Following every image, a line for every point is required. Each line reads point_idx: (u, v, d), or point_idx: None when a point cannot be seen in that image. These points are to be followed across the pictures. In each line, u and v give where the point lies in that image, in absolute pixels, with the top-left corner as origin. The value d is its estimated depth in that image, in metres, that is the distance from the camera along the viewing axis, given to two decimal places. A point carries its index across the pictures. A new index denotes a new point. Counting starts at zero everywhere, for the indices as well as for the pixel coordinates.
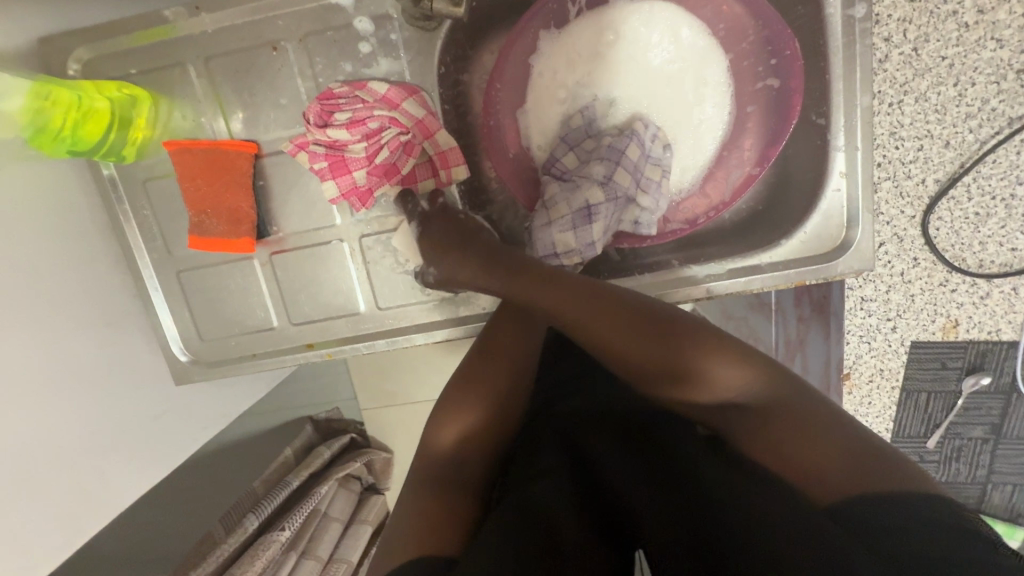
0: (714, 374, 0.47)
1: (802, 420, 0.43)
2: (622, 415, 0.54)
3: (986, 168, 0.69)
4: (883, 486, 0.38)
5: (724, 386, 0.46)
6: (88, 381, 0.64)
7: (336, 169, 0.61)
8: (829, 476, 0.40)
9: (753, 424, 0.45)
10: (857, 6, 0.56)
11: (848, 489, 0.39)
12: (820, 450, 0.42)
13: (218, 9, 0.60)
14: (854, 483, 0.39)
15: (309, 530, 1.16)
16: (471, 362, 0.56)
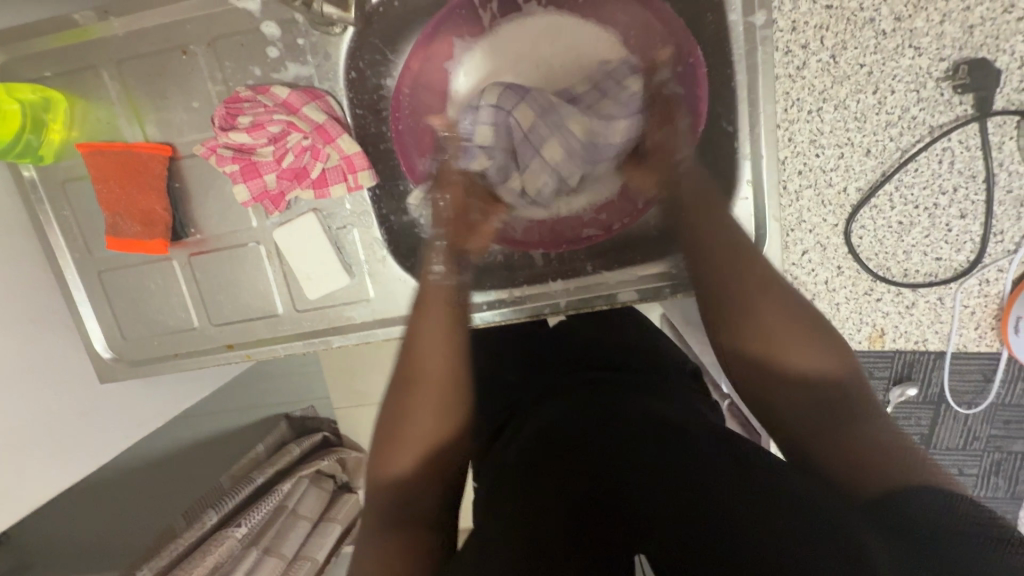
0: (799, 365, 0.50)
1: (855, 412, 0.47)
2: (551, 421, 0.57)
3: (908, 177, 0.68)
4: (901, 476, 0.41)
5: (802, 368, 0.50)
6: (7, 377, 0.65)
7: (247, 173, 0.62)
8: (844, 467, 0.43)
9: (803, 406, 0.48)
10: (756, 15, 0.57)
11: (876, 478, 0.42)
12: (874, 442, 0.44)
13: (128, 13, 0.61)
14: (888, 476, 0.42)
15: (272, 528, 1.11)
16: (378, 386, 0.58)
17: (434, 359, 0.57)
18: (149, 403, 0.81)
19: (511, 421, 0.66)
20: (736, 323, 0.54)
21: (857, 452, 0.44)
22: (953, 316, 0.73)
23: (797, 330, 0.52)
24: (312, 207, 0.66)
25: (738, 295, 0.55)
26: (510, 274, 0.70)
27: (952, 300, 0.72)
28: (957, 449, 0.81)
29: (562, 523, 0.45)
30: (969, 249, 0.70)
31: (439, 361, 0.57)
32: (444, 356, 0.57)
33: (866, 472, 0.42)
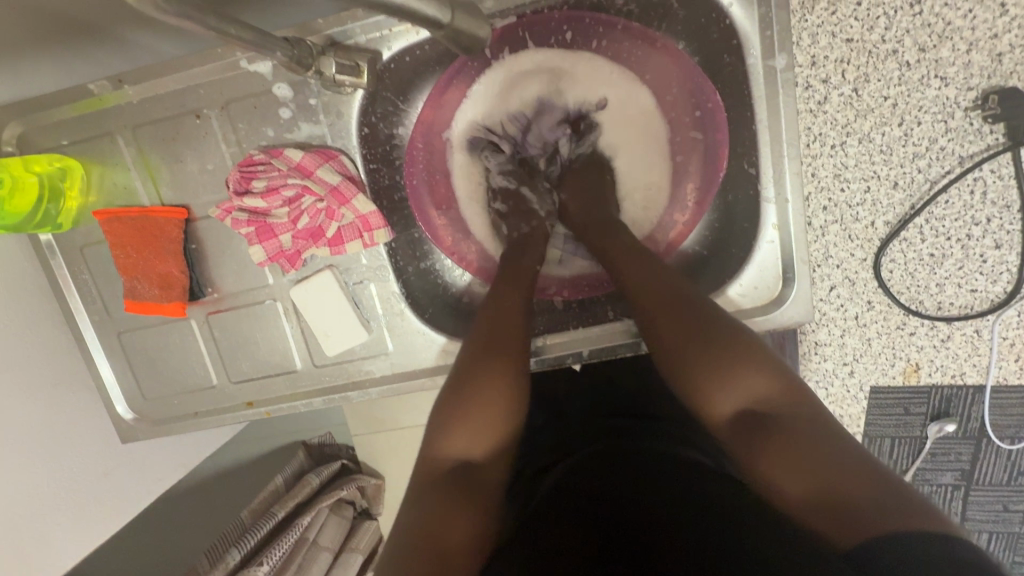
0: (732, 394, 0.49)
1: (805, 437, 0.44)
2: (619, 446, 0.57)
3: (938, 209, 0.66)
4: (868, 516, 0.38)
5: (746, 398, 0.49)
6: (32, 440, 0.66)
7: (262, 235, 0.62)
8: (800, 491, 0.42)
9: (739, 432, 0.47)
10: (777, 57, 0.55)
11: (841, 517, 0.39)
12: (833, 466, 0.41)
13: (140, 80, 0.61)
14: (850, 517, 0.38)
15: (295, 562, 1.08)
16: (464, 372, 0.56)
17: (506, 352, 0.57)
18: (169, 456, 0.81)
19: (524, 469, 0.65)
20: (702, 333, 0.52)
21: (811, 483, 0.41)
22: (992, 348, 0.70)
23: (713, 356, 0.51)
24: (327, 263, 0.65)
25: (669, 315, 0.54)
26: (530, 320, 0.68)
27: (990, 332, 0.70)
28: (1001, 484, 0.78)
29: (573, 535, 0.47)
30: (1006, 280, 0.67)
31: (506, 362, 0.56)
32: (518, 351, 0.57)
33: (826, 511, 0.40)
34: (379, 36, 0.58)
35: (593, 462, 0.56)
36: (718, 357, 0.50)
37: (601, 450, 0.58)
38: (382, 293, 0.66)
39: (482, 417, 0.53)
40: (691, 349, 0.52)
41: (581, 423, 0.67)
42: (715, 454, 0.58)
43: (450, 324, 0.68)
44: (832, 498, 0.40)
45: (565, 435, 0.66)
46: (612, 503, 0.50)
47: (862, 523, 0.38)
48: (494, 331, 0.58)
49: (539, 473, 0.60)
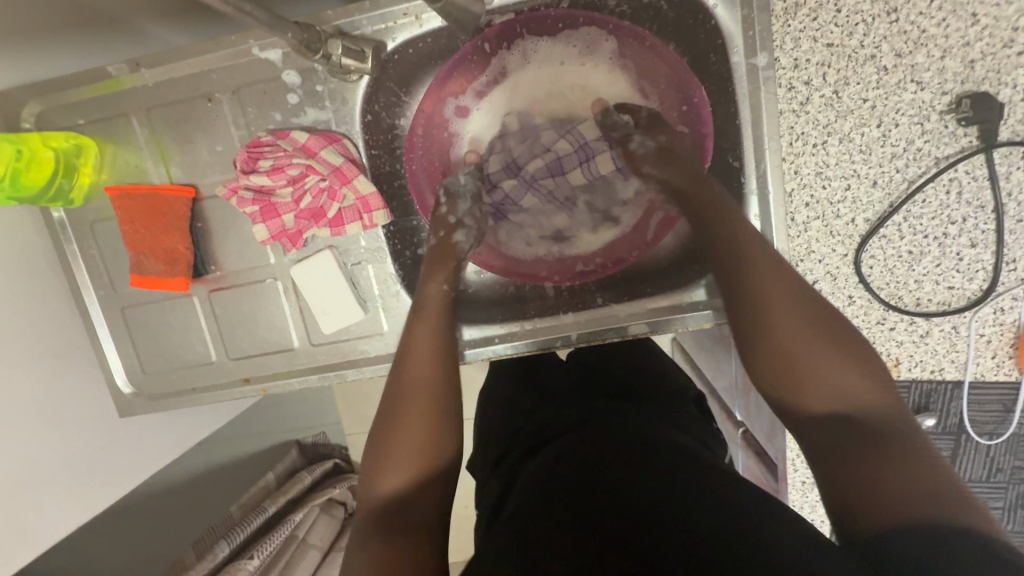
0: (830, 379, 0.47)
1: (887, 448, 0.42)
2: (602, 435, 0.58)
3: (916, 207, 0.69)
4: (919, 510, 0.38)
5: (834, 391, 0.46)
6: (31, 410, 0.67)
7: (266, 213, 0.65)
8: (856, 504, 0.41)
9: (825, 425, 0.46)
10: (758, 56, 0.59)
11: (884, 512, 0.39)
12: (909, 485, 0.40)
13: (157, 64, 0.64)
14: (899, 512, 0.39)
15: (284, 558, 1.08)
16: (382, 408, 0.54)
17: (414, 389, 0.54)
18: (163, 437, 0.82)
19: (512, 448, 0.67)
20: (767, 305, 0.51)
21: (873, 486, 0.41)
22: (969, 344, 0.72)
23: (834, 342, 0.48)
24: (327, 244, 0.67)
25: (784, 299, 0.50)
26: (521, 305, 0.71)
27: (967, 329, 0.72)
28: (981, 482, 0.79)
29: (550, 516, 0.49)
30: (982, 277, 0.70)
31: (423, 381, 0.55)
32: (429, 375, 0.55)
33: (875, 509, 0.40)
34: (385, 27, 0.62)
35: (574, 455, 0.56)
36: (813, 343, 0.48)
37: (574, 441, 0.59)
38: (380, 275, 0.68)
39: (395, 451, 0.51)
40: (796, 334, 0.49)
41: (565, 405, 0.69)
42: (691, 435, 0.60)
43: None
44: (881, 502, 0.40)
45: (552, 415, 0.67)
46: (581, 485, 0.51)
47: (903, 517, 0.39)
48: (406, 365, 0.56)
49: (529, 455, 0.62)
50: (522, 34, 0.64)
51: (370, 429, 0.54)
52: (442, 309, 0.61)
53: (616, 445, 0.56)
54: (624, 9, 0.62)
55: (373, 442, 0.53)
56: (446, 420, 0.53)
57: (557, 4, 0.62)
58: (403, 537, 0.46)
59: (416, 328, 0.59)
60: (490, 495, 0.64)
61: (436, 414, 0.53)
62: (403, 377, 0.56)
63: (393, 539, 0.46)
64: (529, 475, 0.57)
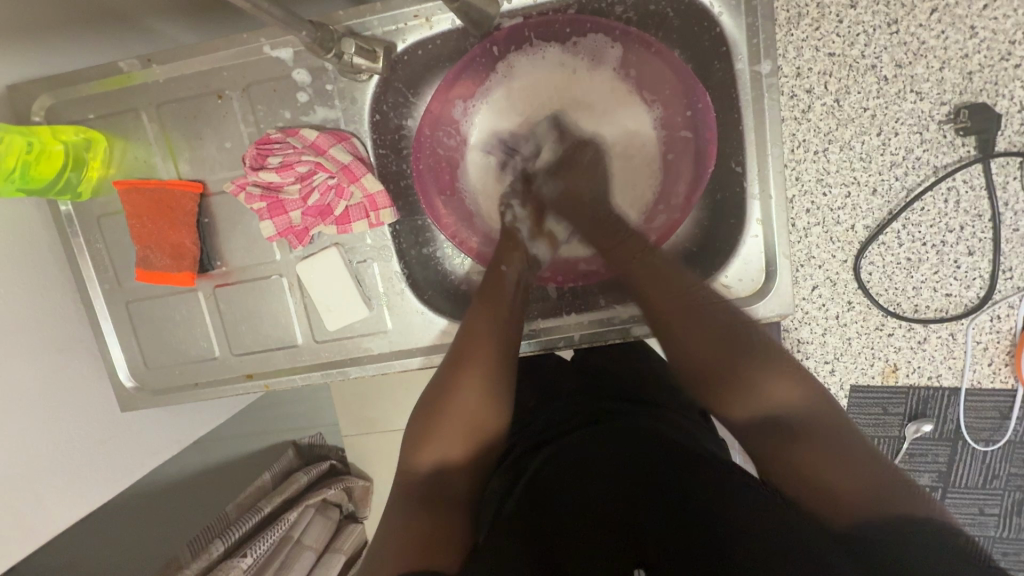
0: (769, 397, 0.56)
1: (832, 458, 0.51)
2: (602, 441, 0.59)
3: (914, 215, 0.70)
4: (876, 508, 0.48)
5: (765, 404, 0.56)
6: (34, 403, 0.67)
7: (273, 210, 0.65)
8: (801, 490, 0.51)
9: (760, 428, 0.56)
10: (762, 63, 0.60)
11: (841, 505, 0.49)
12: (845, 474, 0.50)
13: (168, 61, 0.65)
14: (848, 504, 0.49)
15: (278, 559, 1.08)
16: (437, 387, 0.63)
17: (472, 368, 0.62)
18: (163, 433, 0.82)
19: (512, 447, 0.67)
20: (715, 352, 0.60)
21: (821, 471, 0.51)
22: (966, 351, 0.73)
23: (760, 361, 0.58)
24: (333, 241, 0.68)
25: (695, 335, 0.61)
26: (524, 306, 0.71)
27: (963, 336, 0.73)
28: (977, 488, 0.80)
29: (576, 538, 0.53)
30: (979, 285, 0.71)
31: (480, 367, 0.62)
32: (488, 367, 0.62)
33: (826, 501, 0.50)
34: (395, 29, 0.63)
35: (576, 458, 0.58)
36: (749, 369, 0.58)
37: (574, 446, 0.59)
38: (384, 273, 0.69)
39: (450, 430, 0.60)
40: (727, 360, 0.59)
41: (559, 406, 0.70)
42: (688, 434, 0.61)
43: (448, 306, 0.71)
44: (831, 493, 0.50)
45: (551, 416, 0.68)
46: (590, 502, 0.55)
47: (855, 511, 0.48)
48: (471, 350, 0.62)
49: (530, 452, 0.62)
50: (529, 38, 0.65)
51: (425, 396, 0.63)
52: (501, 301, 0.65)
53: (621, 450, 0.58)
54: (630, 15, 0.63)
55: (424, 417, 0.62)
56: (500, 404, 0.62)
57: (565, 9, 0.63)
58: (442, 503, 0.57)
59: (472, 321, 0.64)
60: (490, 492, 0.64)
61: (491, 401, 0.61)
62: (464, 367, 0.62)
63: (434, 504, 0.57)
64: (538, 471, 0.58)
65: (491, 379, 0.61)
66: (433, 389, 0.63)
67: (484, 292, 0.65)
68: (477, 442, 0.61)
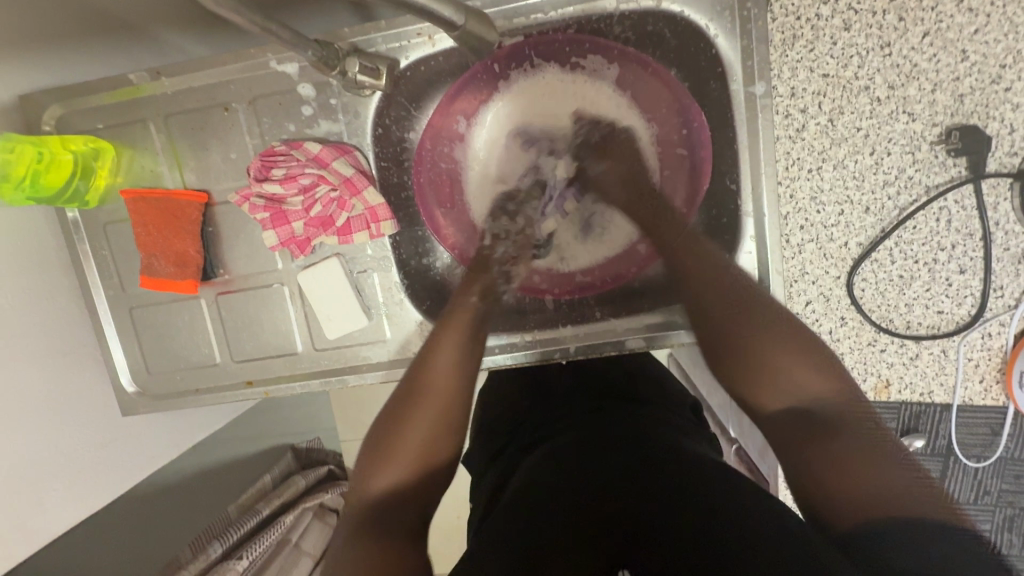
0: (794, 380, 0.56)
1: (852, 450, 0.51)
2: (603, 434, 0.60)
3: (907, 233, 0.71)
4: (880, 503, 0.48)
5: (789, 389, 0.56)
6: (40, 407, 0.69)
7: (276, 220, 0.67)
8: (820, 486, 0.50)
9: (785, 415, 0.55)
10: (756, 85, 0.61)
11: (857, 502, 0.48)
12: (869, 472, 0.49)
13: (176, 74, 0.66)
14: (874, 503, 0.48)
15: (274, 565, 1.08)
16: (397, 408, 0.62)
17: (433, 395, 0.62)
18: (165, 436, 0.84)
19: (509, 446, 0.70)
20: (745, 325, 0.59)
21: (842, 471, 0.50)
22: (958, 368, 0.74)
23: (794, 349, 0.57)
24: (334, 251, 0.69)
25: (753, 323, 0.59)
26: (522, 317, 0.72)
27: (955, 352, 0.74)
28: (967, 504, 0.81)
29: (562, 511, 0.50)
30: (970, 303, 0.72)
31: (440, 397, 0.62)
32: (445, 396, 0.62)
33: (838, 496, 0.49)
34: (398, 46, 0.64)
35: (584, 444, 0.59)
36: (777, 357, 0.57)
37: (579, 434, 0.61)
38: (384, 284, 0.70)
39: (400, 452, 0.59)
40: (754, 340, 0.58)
41: (558, 405, 0.72)
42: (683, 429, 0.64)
43: (446, 316, 0.72)
44: (841, 492, 0.49)
45: (549, 414, 0.71)
46: (585, 477, 0.53)
47: (872, 508, 0.47)
48: (426, 382, 0.62)
49: (528, 449, 0.64)
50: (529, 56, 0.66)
51: (382, 420, 0.62)
52: (467, 333, 0.65)
53: (622, 442, 0.58)
54: (629, 35, 0.65)
55: (378, 436, 0.61)
56: (452, 434, 0.62)
57: (565, 28, 0.64)
58: (387, 534, 0.55)
59: (434, 347, 0.64)
60: (483, 492, 0.67)
61: (449, 427, 0.62)
62: (424, 395, 0.62)
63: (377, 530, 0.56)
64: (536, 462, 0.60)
65: (448, 411, 0.62)
66: (389, 412, 0.62)
67: (449, 322, 0.66)
68: (427, 476, 0.60)
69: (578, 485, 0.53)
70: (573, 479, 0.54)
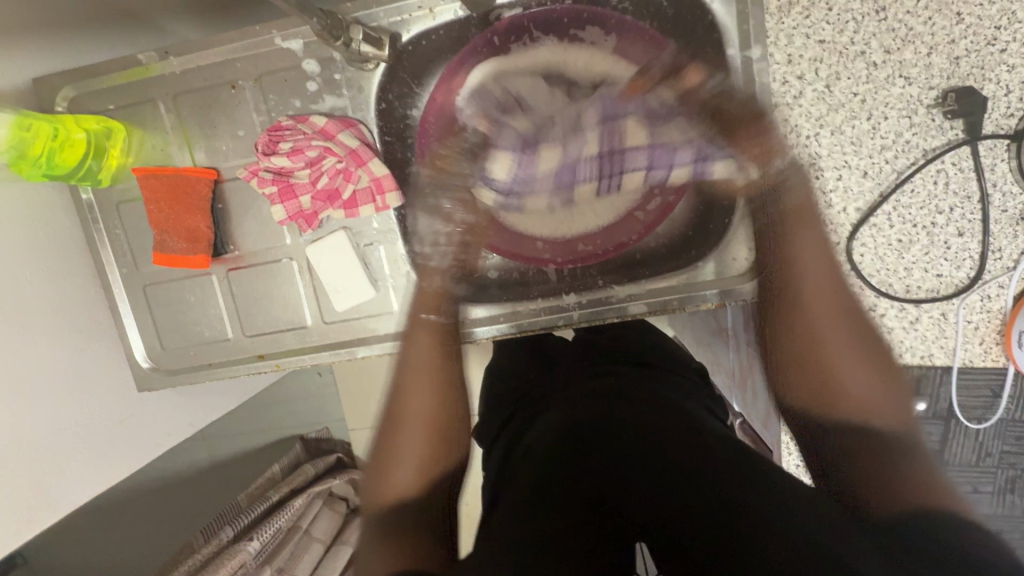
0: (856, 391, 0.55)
1: (896, 461, 0.49)
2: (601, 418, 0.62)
3: (904, 198, 0.72)
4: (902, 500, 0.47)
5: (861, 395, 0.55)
6: (57, 381, 0.71)
7: (284, 195, 0.68)
8: (856, 474, 0.50)
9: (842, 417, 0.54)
10: (752, 49, 0.62)
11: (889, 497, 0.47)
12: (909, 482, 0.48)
13: (184, 53, 0.68)
14: (891, 497, 0.47)
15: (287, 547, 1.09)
16: (400, 409, 0.65)
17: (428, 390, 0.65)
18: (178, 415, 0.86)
19: (518, 416, 0.73)
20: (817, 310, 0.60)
21: (888, 474, 0.49)
22: (958, 331, 0.75)
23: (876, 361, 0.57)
24: (341, 225, 0.71)
25: (832, 320, 0.58)
26: (526, 288, 0.74)
27: (955, 315, 0.75)
28: (969, 467, 0.81)
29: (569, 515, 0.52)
30: (969, 266, 0.72)
31: (417, 390, 0.64)
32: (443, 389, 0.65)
33: (879, 487, 0.48)
34: (400, 20, 0.66)
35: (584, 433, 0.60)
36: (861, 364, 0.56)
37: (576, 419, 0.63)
38: (391, 257, 0.71)
39: (401, 449, 0.62)
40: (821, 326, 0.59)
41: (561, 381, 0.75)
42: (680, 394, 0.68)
43: (453, 288, 0.74)
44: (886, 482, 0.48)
45: (552, 388, 0.74)
46: (586, 477, 0.56)
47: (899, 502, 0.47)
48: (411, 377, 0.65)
49: (531, 423, 0.68)
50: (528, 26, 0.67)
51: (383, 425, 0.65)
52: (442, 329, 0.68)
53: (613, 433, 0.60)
54: (627, 5, 0.66)
55: (387, 442, 0.63)
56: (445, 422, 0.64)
57: None
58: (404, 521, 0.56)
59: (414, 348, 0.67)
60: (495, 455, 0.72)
61: (443, 418, 0.64)
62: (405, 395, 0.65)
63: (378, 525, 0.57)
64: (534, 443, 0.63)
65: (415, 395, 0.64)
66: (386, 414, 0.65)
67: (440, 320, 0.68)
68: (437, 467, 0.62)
69: (577, 487, 0.55)
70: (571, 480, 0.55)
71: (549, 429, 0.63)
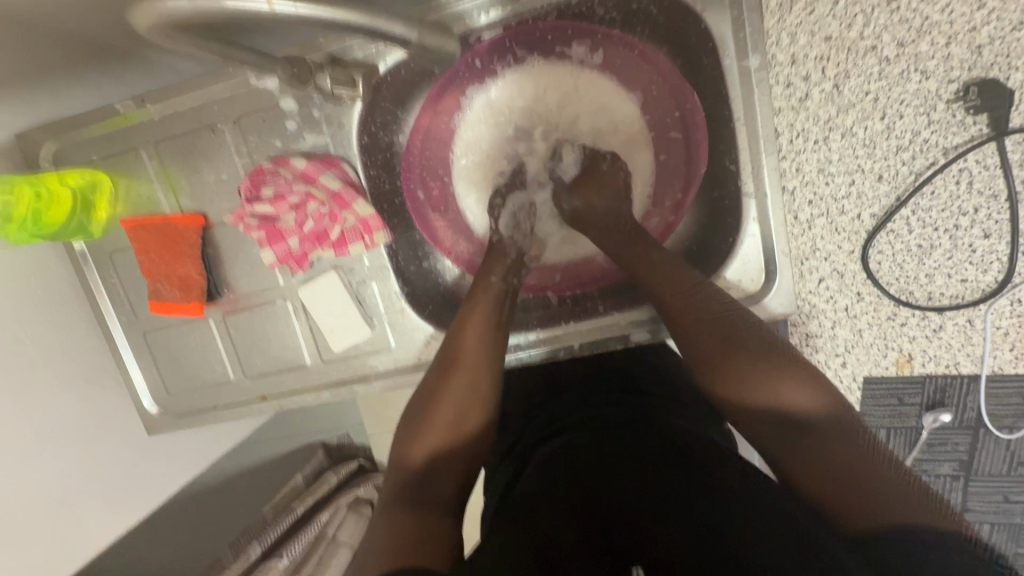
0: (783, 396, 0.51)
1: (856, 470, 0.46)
2: (608, 435, 0.57)
3: (924, 200, 0.67)
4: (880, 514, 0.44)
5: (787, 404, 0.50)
6: (71, 429, 0.72)
7: (272, 238, 0.67)
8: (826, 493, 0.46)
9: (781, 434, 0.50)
10: (750, 58, 0.58)
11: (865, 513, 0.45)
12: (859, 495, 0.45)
13: (161, 99, 0.66)
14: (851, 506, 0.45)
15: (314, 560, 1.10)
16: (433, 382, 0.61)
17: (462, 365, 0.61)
18: (193, 450, 0.87)
19: (520, 437, 0.68)
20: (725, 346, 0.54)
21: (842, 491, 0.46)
22: (986, 337, 0.71)
23: (777, 363, 0.53)
24: (332, 265, 0.69)
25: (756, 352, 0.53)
26: (525, 315, 0.71)
27: (982, 321, 0.70)
28: (1000, 475, 0.79)
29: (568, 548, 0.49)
30: (997, 269, 0.68)
31: (470, 363, 0.61)
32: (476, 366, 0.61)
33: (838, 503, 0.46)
34: (375, 51, 0.62)
35: (593, 456, 0.55)
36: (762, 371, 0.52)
37: (585, 440, 0.57)
38: (385, 292, 0.70)
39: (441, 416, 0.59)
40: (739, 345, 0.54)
41: (573, 400, 0.69)
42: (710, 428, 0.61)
43: (449, 319, 0.71)
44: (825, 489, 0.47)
45: (556, 409, 0.68)
46: (593, 501, 0.52)
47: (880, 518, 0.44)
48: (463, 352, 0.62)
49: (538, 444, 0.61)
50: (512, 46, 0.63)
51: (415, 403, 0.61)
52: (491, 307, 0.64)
53: (628, 444, 0.56)
54: (613, 15, 0.61)
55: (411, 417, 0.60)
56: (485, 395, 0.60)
57: (546, 15, 0.61)
58: (418, 506, 0.53)
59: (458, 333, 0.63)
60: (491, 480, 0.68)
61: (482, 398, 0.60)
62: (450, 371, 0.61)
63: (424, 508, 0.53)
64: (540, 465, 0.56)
65: (479, 362, 0.61)
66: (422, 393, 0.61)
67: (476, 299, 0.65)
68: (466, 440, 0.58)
69: (576, 525, 0.50)
70: (579, 513, 0.51)
71: (555, 450, 0.57)
